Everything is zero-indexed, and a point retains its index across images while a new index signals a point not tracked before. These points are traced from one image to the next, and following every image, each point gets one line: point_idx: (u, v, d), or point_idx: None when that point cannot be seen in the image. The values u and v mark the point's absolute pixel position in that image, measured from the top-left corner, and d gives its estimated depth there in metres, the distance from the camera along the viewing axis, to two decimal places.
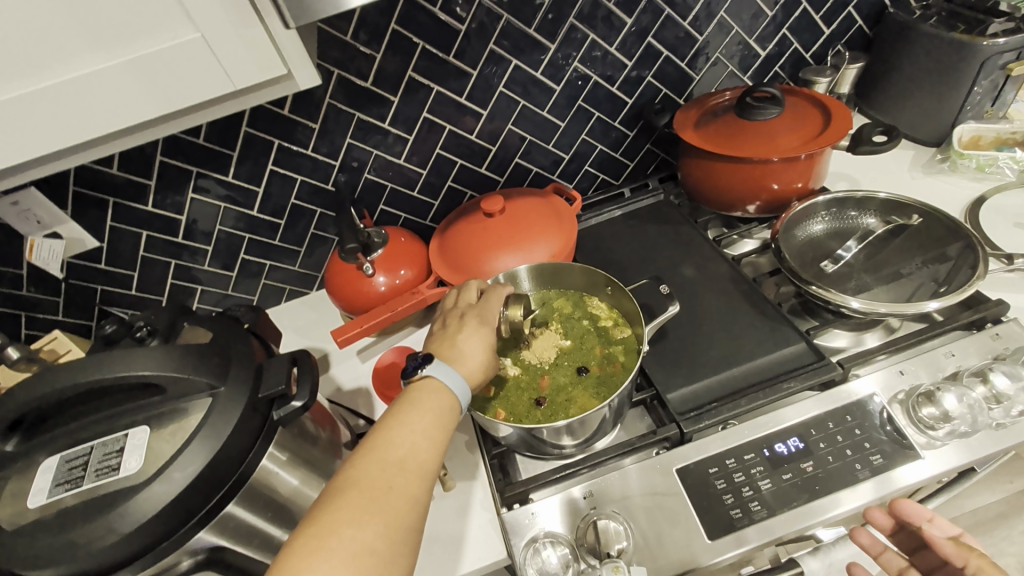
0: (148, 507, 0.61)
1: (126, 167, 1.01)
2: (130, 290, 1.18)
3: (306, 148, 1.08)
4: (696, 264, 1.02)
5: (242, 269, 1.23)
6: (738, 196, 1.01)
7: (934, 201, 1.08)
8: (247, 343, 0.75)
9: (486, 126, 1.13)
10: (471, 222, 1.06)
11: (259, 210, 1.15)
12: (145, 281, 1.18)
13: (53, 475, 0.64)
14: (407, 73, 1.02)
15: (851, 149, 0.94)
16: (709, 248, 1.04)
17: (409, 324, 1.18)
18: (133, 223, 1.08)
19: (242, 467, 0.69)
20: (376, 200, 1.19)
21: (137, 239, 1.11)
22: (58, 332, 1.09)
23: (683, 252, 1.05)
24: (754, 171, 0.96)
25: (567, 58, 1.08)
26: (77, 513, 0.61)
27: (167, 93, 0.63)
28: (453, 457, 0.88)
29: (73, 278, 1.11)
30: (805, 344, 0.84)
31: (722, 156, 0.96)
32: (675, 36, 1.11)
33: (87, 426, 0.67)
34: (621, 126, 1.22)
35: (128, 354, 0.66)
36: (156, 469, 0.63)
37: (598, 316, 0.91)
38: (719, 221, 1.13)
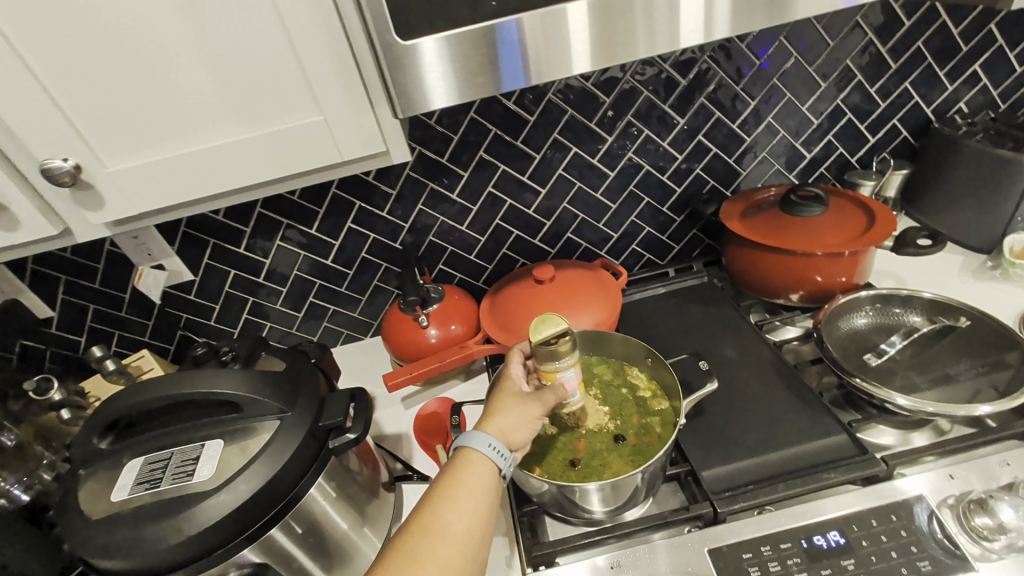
0: (212, 513, 0.67)
1: (230, 214, 1.17)
2: (210, 320, 1.31)
3: (381, 210, 1.22)
4: (737, 346, 1.04)
5: (308, 311, 1.35)
6: (781, 285, 1.05)
7: (985, 307, 1.07)
8: (315, 375, 0.84)
9: (544, 202, 1.25)
10: (521, 287, 1.15)
11: (333, 260, 1.28)
12: (224, 314, 1.31)
13: (136, 474, 0.72)
14: (479, 153, 1.16)
15: (896, 250, 0.98)
16: (750, 332, 1.07)
17: (452, 376, 1.24)
18: (225, 262, 1.24)
19: (295, 489, 0.74)
20: (437, 259, 1.30)
21: (226, 276, 1.26)
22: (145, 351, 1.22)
23: (724, 333, 1.08)
24: (798, 263, 1.00)
25: (622, 148, 1.20)
26: (150, 510, 0.68)
27: (290, 160, 0.77)
28: None
29: (167, 305, 1.26)
30: (847, 435, 0.84)
31: (767, 245, 1.02)
32: (723, 135, 1.21)
33: (171, 433, 0.76)
34: (670, 212, 1.30)
35: (218, 373, 0.76)
36: (224, 479, 0.70)
37: (636, 386, 0.94)
38: (762, 307, 1.16)
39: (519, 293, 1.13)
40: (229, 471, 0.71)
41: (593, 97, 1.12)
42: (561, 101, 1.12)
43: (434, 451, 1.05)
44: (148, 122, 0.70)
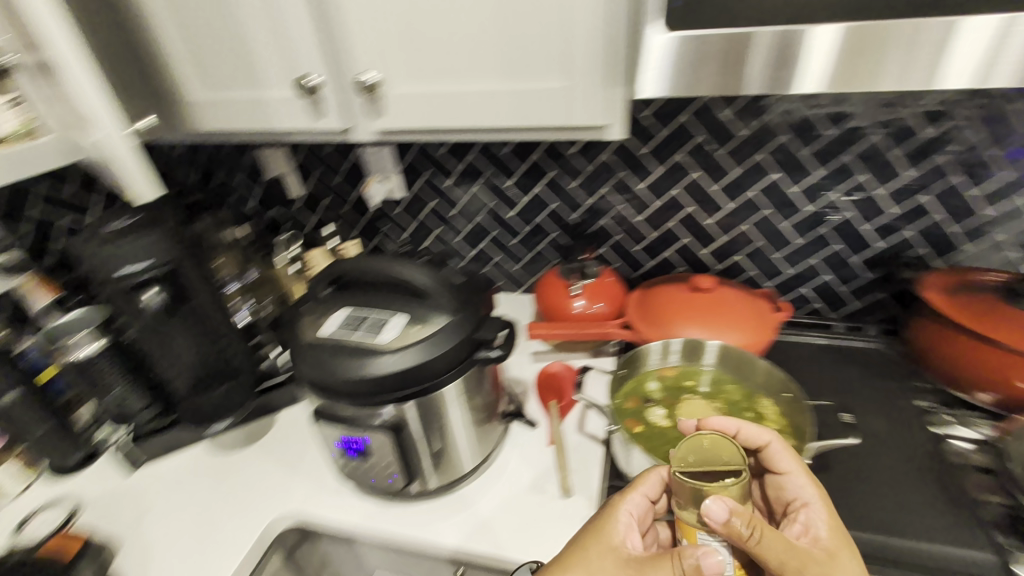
0: (381, 369, 0.85)
1: (447, 153, 1.38)
2: (401, 235, 1.57)
3: (569, 183, 1.33)
4: (892, 424, 0.96)
5: (476, 252, 1.54)
6: (972, 380, 0.93)
7: None
8: (481, 297, 0.98)
9: (725, 214, 1.24)
10: (675, 289, 1.18)
11: (512, 216, 1.44)
12: (413, 233, 1.56)
13: (343, 319, 0.95)
14: (678, 154, 1.20)
15: None
16: (914, 416, 0.97)
17: (582, 351, 1.33)
18: (430, 191, 1.46)
19: (434, 380, 0.88)
20: (601, 242, 1.39)
21: (426, 202, 1.49)
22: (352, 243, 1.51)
23: (879, 406, 1.00)
24: (1002, 363, 0.88)
25: (828, 187, 1.14)
26: (341, 348, 0.88)
27: (531, 115, 0.89)
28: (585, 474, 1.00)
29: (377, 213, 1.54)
30: (998, 558, 0.75)
31: (969, 331, 0.91)
32: (954, 205, 1.09)
33: (368, 301, 0.97)
34: (857, 265, 1.21)
35: (415, 266, 0.95)
36: (395, 347, 0.87)
37: (762, 415, 0.97)
38: (938, 396, 1.04)
39: (671, 295, 1.16)
40: (402, 342, 0.88)
41: (812, 127, 1.09)
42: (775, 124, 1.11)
43: (547, 405, 1.15)
44: (440, 59, 0.88)
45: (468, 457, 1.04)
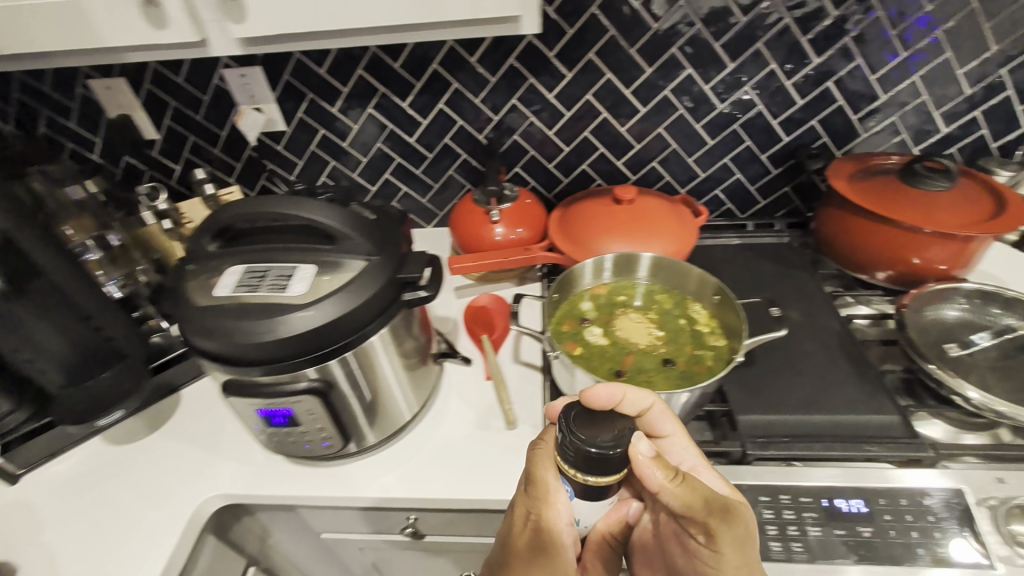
0: (290, 331, 0.55)
1: (521, 57, 0.94)
2: (367, 107, 1.02)
3: (590, 90, 0.97)
4: (804, 311, 0.87)
5: (441, 152, 1.08)
6: (870, 259, 0.88)
7: (868, 369, 0.77)
8: (397, 232, 0.66)
9: (716, 109, 0.98)
10: (595, 202, 0.93)
11: (622, 164, 1.07)
12: (398, 108, 1.01)
13: (238, 278, 0.59)
14: (671, 49, 0.91)
15: (918, 303, 0.79)
16: (822, 300, 0.89)
17: (509, 279, 1.03)
18: (454, 74, 0.96)
19: (352, 336, 0.59)
20: (720, 180, 1.07)
21: (446, 88, 0.98)
22: (331, 122, 1.04)
23: (791, 294, 0.90)
24: (896, 237, 0.84)
25: (736, 81, 0.94)
26: (242, 309, 0.56)
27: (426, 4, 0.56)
28: (528, 398, 0.81)
29: (371, 71, 0.97)
30: (900, 419, 0.70)
31: (667, 224, 0.89)
32: (857, 89, 0.95)
33: (259, 254, 0.61)
34: (996, 151, 1.01)
35: (304, 201, 0.60)
36: (313, 297, 0.57)
37: (695, 320, 0.76)
38: (734, 256, 1.00)
39: (897, 205, 0.83)
40: (314, 294, 0.57)
41: (966, 77, 0.93)
42: (1009, 48, 0.89)
43: (479, 341, 0.91)
44: None
45: (404, 405, 0.75)
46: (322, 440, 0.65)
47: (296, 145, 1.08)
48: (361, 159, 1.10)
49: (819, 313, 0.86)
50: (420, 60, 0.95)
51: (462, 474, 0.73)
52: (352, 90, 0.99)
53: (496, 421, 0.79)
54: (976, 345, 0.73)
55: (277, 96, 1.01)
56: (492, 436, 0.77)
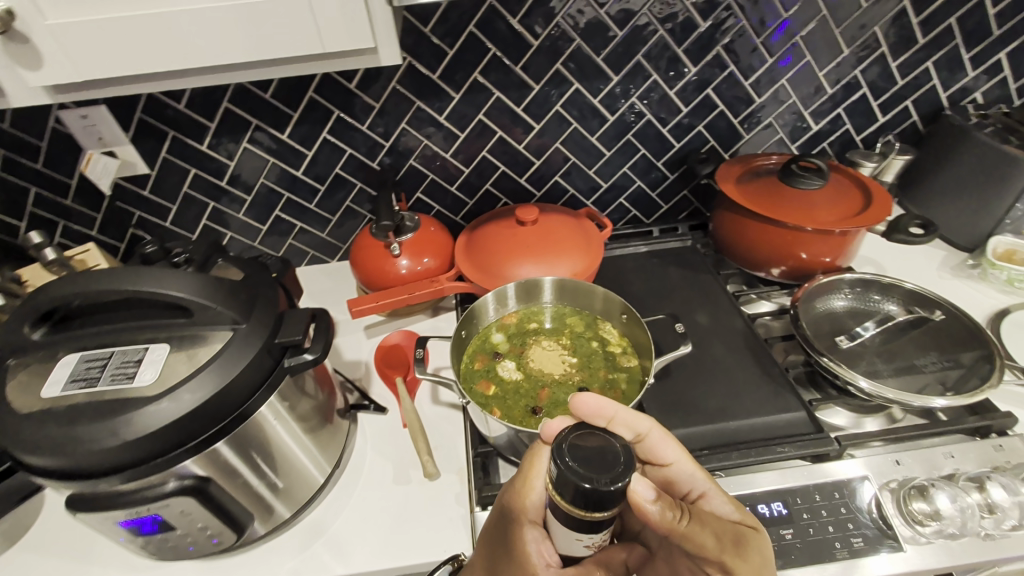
0: (140, 431, 0.46)
1: (404, 81, 0.89)
2: (240, 142, 0.92)
3: (481, 109, 0.94)
4: (712, 314, 0.90)
5: (334, 184, 1.00)
6: (764, 257, 0.92)
7: (773, 365, 0.80)
8: (271, 290, 0.59)
9: (609, 121, 0.98)
10: (499, 225, 0.90)
11: (525, 181, 1.05)
12: (276, 141, 0.93)
13: (70, 372, 0.49)
14: (556, 65, 0.90)
15: (810, 297, 0.83)
16: (727, 300, 0.92)
17: (421, 311, 0.97)
18: (333, 102, 0.89)
19: (221, 424, 0.51)
20: (623, 189, 1.08)
21: (327, 116, 0.91)
22: (201, 161, 0.94)
23: (699, 298, 0.93)
24: (784, 236, 0.88)
25: (624, 93, 0.95)
26: (75, 413, 0.47)
27: (267, 41, 0.52)
28: (448, 442, 0.76)
29: (239, 104, 0.87)
30: (806, 414, 0.74)
31: (574, 240, 0.87)
32: (735, 94, 0.99)
33: (98, 338, 0.52)
34: (860, 143, 1.10)
35: (148, 270, 0.52)
36: (166, 386, 0.49)
37: (607, 341, 0.75)
38: (645, 264, 1.01)
39: (780, 204, 0.87)
40: (167, 381, 0.49)
41: (827, 78, 0.99)
42: (858, 50, 0.97)
43: (392, 385, 0.84)
44: None
45: (313, 472, 0.68)
46: (210, 538, 0.57)
47: (164, 189, 0.96)
48: (245, 198, 1.00)
49: (726, 315, 0.89)
50: (293, 88, 0.87)
51: (383, 542, 0.66)
52: (221, 125, 0.89)
53: (415, 473, 0.73)
54: (862, 335, 0.78)
55: (132, 137, 0.88)
56: (413, 489, 0.71)
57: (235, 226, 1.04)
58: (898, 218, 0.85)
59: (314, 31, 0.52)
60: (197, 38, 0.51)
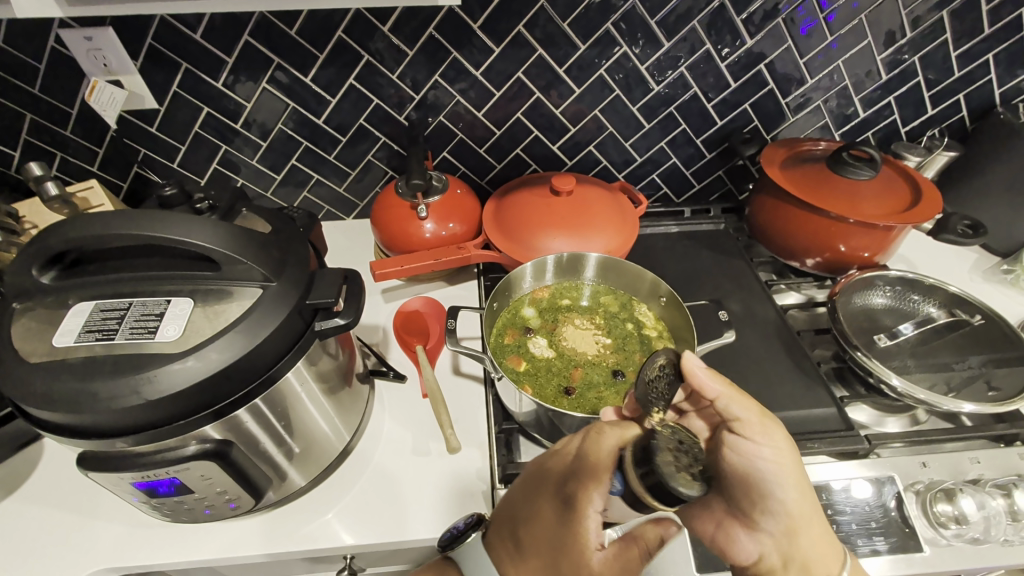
0: (159, 392, 0.43)
1: (441, 27, 0.82)
2: (260, 81, 0.86)
3: (521, 67, 0.88)
4: (743, 301, 0.88)
5: (357, 136, 0.95)
6: (800, 247, 0.89)
7: (804, 358, 0.79)
8: (304, 246, 0.55)
9: (652, 91, 0.93)
10: (532, 192, 0.85)
11: (557, 148, 1.00)
12: (298, 84, 0.87)
13: (84, 321, 0.45)
14: (605, 24, 0.84)
15: (846, 292, 0.81)
16: (758, 288, 0.90)
17: (442, 277, 0.94)
18: (363, 46, 0.83)
19: (248, 386, 0.47)
20: (658, 164, 1.04)
21: (355, 61, 0.85)
22: (216, 98, 0.87)
23: (729, 283, 0.90)
24: (825, 227, 0.85)
25: (674, 61, 0.89)
26: (91, 367, 0.43)
27: None
28: (462, 417, 0.73)
29: (262, 38, 0.81)
30: (837, 410, 0.73)
31: (612, 214, 0.83)
32: (786, 72, 0.93)
33: (116, 286, 0.47)
34: (905, 136, 1.06)
35: (171, 216, 0.47)
36: (190, 344, 0.45)
37: (642, 325, 0.73)
38: (674, 245, 0.98)
39: (825, 191, 0.84)
40: (191, 339, 0.45)
41: (884, 63, 0.94)
42: (921, 36, 0.91)
43: (412, 352, 0.81)
44: None
45: (332, 438, 0.65)
46: (228, 501, 0.54)
47: (174, 127, 0.89)
48: (260, 144, 0.94)
49: (757, 304, 0.87)
50: (320, 27, 0.81)
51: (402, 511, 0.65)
52: (239, 61, 0.83)
53: (434, 444, 0.71)
54: (900, 335, 0.76)
55: (142, 67, 0.81)
56: (427, 459, 0.69)
57: (248, 172, 0.97)
58: (945, 217, 0.82)
59: None
60: None
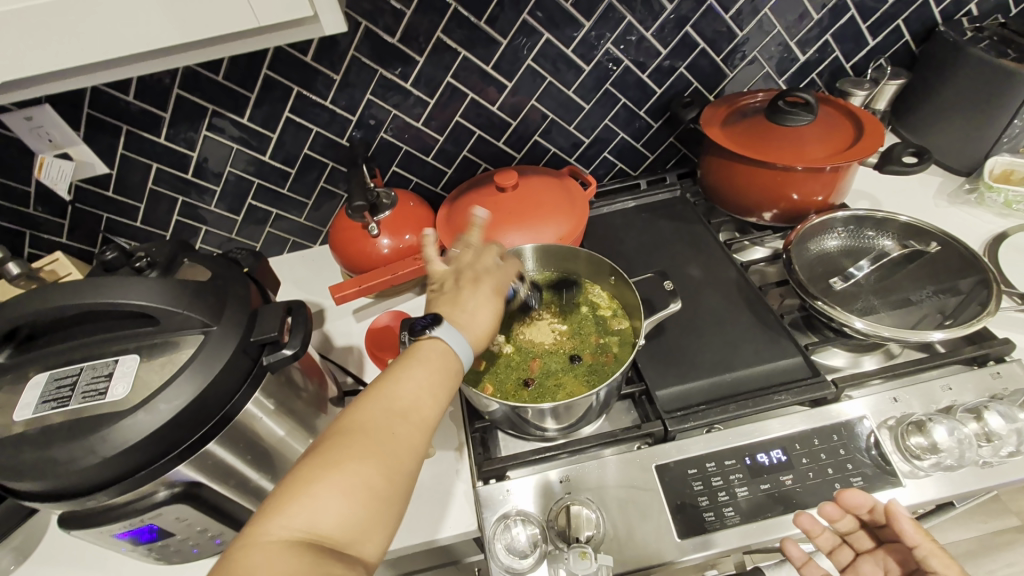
0: (116, 448, 0.45)
1: (362, 47, 0.83)
2: (200, 129, 0.88)
3: (449, 72, 0.89)
4: (704, 264, 0.88)
5: (305, 166, 0.97)
6: (753, 201, 0.89)
7: (767, 313, 0.79)
8: (244, 286, 0.57)
9: (585, 72, 0.93)
10: (477, 193, 0.87)
11: (504, 144, 1.01)
12: (238, 126, 0.89)
13: (40, 392, 0.48)
14: (522, 15, 0.84)
15: (801, 241, 0.81)
16: (716, 249, 0.90)
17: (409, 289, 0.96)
18: (291, 79, 0.85)
19: (206, 428, 0.50)
20: (606, 142, 1.04)
21: (286, 94, 0.86)
22: (162, 153, 0.89)
23: (689, 249, 0.91)
24: (773, 179, 0.84)
25: (600, 39, 0.89)
26: (51, 435, 0.46)
27: (192, 21, 0.50)
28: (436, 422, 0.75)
29: (192, 89, 0.83)
30: (802, 358, 0.73)
31: (557, 199, 0.84)
32: (714, 29, 0.93)
33: (68, 354, 0.50)
34: (851, 71, 1.05)
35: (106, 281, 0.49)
36: (142, 397, 0.47)
37: (596, 305, 0.74)
38: (633, 220, 0.99)
39: (766, 143, 0.83)
40: (143, 392, 0.48)
41: (812, 3, 0.93)
42: None
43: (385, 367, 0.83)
44: None
45: None
46: (214, 536, 0.57)
47: (128, 188, 0.92)
48: (215, 189, 0.96)
49: (718, 265, 0.87)
50: (245, 68, 0.82)
51: None
52: (176, 114, 0.85)
53: None
54: (856, 275, 0.76)
55: (85, 136, 0.84)
56: None
57: (209, 218, 1.00)
58: (889, 148, 0.81)
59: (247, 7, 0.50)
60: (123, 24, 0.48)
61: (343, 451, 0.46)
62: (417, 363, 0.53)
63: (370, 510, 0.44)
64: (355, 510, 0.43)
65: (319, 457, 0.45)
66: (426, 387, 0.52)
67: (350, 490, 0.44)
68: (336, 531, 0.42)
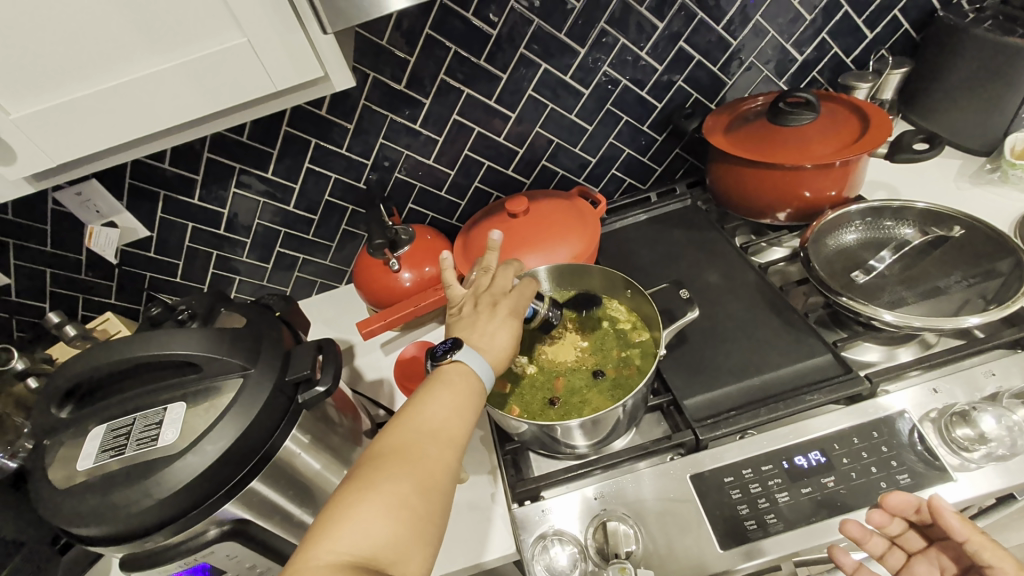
0: (169, 490, 0.48)
1: (372, 96, 0.89)
2: (230, 187, 0.94)
3: (454, 109, 0.93)
4: (722, 269, 0.88)
5: (327, 211, 1.02)
6: (764, 203, 0.89)
7: (790, 313, 0.78)
8: (276, 328, 0.60)
9: (584, 96, 0.96)
10: (490, 221, 0.90)
11: (513, 171, 1.04)
12: (263, 180, 0.95)
13: (99, 442, 0.52)
14: (519, 50, 0.89)
15: (818, 239, 0.80)
16: (732, 253, 0.90)
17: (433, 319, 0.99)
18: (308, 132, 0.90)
19: (249, 466, 0.53)
20: (613, 160, 1.06)
21: (305, 147, 0.92)
22: (196, 212, 0.96)
23: (704, 256, 0.91)
24: (782, 179, 0.84)
25: (596, 63, 0.93)
26: (110, 482, 0.49)
27: (219, 94, 0.55)
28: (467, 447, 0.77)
29: (220, 151, 0.89)
30: (832, 355, 0.72)
31: (569, 219, 0.86)
32: (707, 41, 0.95)
33: (122, 405, 0.54)
34: (852, 65, 1.05)
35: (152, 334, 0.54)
36: (190, 441, 0.51)
37: (615, 319, 0.75)
38: (646, 232, 1.00)
39: (770, 145, 0.84)
40: (191, 436, 0.51)
41: (803, 5, 0.95)
42: None
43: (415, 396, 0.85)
44: None
45: None
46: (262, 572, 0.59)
47: (168, 247, 0.99)
48: (246, 241, 1.02)
49: (736, 269, 0.87)
50: (267, 127, 0.89)
51: None
52: (207, 175, 0.92)
53: None
54: (878, 266, 0.74)
55: (128, 204, 0.91)
56: None
57: (241, 268, 1.06)
58: (898, 137, 0.81)
59: (266, 76, 0.55)
60: (158, 104, 0.54)
61: (379, 473, 0.47)
62: (442, 385, 0.55)
63: (409, 528, 0.46)
64: (393, 530, 0.45)
65: (357, 482, 0.47)
66: (450, 407, 0.54)
67: (388, 512, 0.45)
68: (378, 550, 0.44)
